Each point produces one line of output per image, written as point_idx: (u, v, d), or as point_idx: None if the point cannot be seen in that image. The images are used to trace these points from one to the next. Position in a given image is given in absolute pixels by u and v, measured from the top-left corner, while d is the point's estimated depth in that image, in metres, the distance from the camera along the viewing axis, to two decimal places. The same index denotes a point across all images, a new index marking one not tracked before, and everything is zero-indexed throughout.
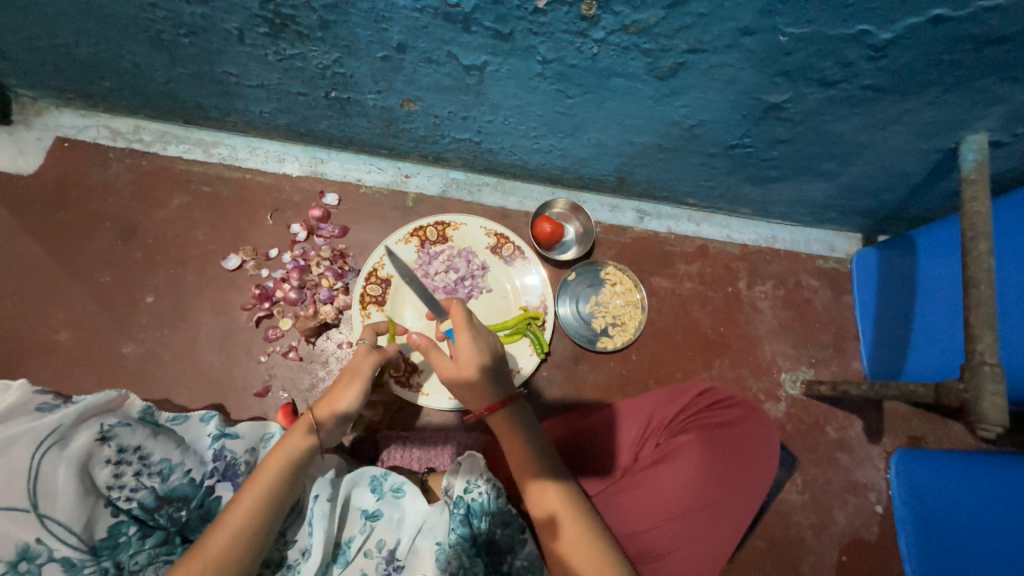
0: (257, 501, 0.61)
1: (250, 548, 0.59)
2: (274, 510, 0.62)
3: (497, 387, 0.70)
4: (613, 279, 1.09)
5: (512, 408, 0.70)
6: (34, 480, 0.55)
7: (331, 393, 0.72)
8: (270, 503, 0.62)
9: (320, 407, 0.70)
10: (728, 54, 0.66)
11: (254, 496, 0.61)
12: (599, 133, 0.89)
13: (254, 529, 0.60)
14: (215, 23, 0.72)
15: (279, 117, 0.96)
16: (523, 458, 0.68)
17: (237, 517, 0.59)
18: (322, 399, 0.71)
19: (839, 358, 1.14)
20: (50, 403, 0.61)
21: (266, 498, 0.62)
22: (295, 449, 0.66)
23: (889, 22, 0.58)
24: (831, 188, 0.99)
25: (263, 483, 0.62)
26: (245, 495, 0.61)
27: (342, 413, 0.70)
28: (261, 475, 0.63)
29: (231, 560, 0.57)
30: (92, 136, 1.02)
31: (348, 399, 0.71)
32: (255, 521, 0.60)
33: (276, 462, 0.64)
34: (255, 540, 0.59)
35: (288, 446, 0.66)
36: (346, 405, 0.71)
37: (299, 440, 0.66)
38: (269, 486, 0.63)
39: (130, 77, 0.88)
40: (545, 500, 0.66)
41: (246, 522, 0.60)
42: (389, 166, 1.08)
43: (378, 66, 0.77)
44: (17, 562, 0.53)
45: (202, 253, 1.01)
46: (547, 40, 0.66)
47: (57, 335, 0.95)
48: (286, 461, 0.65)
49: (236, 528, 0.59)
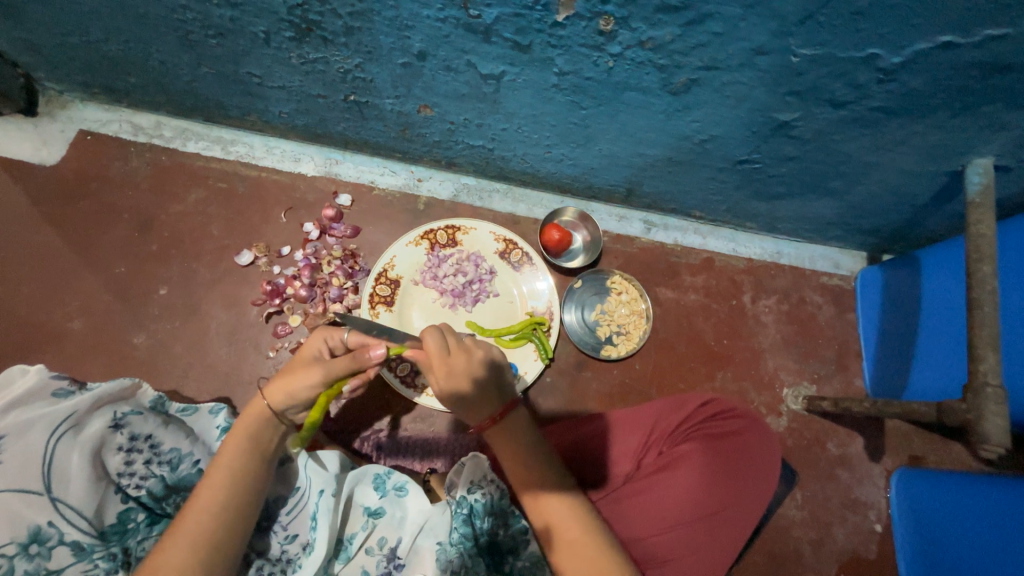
0: (224, 474, 0.62)
1: (221, 521, 0.58)
2: (243, 483, 0.62)
3: (485, 400, 0.68)
4: (618, 288, 1.10)
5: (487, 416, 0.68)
6: (48, 464, 0.56)
7: (289, 371, 0.70)
8: (238, 476, 0.62)
9: (274, 393, 0.68)
10: (741, 73, 0.68)
11: (221, 470, 0.62)
12: (611, 144, 0.91)
13: (223, 502, 0.60)
14: (244, 26, 0.74)
15: (298, 118, 0.98)
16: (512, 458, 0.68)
17: (205, 490, 0.60)
18: (281, 374, 0.70)
19: (841, 375, 1.15)
20: (66, 389, 0.62)
21: (234, 472, 0.62)
22: (253, 423, 0.67)
23: (899, 46, 0.60)
24: (838, 207, 1.00)
25: (228, 455, 0.63)
26: (213, 470, 0.62)
27: (291, 397, 0.68)
28: (226, 447, 0.64)
29: (203, 534, 0.57)
30: (114, 130, 1.04)
31: (302, 386, 0.69)
32: (223, 493, 0.60)
33: (239, 435, 0.65)
34: (225, 516, 0.59)
35: (245, 424, 0.66)
36: (300, 393, 0.68)
37: (257, 412, 0.67)
38: (233, 459, 0.63)
39: (156, 74, 0.91)
40: (541, 510, 0.67)
41: (215, 497, 0.60)
42: (402, 170, 1.10)
43: (398, 73, 0.80)
44: (28, 545, 0.54)
45: (216, 247, 1.03)
46: (564, 53, 0.68)
47: (70, 323, 0.96)
48: (247, 434, 0.65)
49: (204, 501, 0.59)
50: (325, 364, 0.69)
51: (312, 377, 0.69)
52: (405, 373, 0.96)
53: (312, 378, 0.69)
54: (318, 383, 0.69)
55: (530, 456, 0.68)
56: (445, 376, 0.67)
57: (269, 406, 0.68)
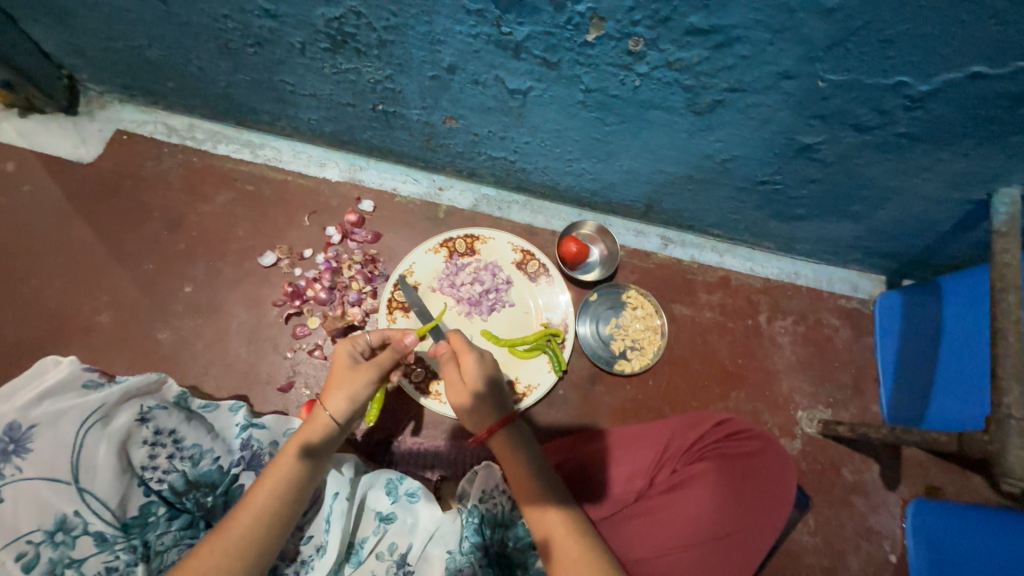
0: (279, 485, 0.63)
1: (268, 529, 0.61)
2: (296, 495, 0.64)
3: (496, 406, 0.73)
4: (634, 303, 1.09)
5: (507, 432, 0.72)
6: (77, 454, 0.58)
7: (337, 380, 0.72)
8: (291, 487, 0.64)
9: (330, 398, 0.70)
10: (767, 95, 0.68)
11: (276, 480, 0.63)
12: (632, 161, 0.92)
13: (274, 511, 0.62)
14: (281, 36, 0.77)
15: (326, 124, 1.01)
16: (525, 471, 0.69)
17: (258, 499, 0.62)
18: (331, 386, 0.71)
19: (858, 400, 1.13)
20: (95, 381, 0.65)
21: (285, 483, 0.63)
22: (316, 433, 0.68)
23: (928, 75, 0.60)
24: (858, 230, 1.00)
25: (284, 464, 0.64)
26: (268, 478, 0.63)
27: (353, 400, 0.70)
28: (283, 456, 0.65)
29: (251, 542, 0.59)
30: (149, 131, 1.07)
31: (360, 387, 0.71)
32: (274, 503, 0.62)
33: (296, 446, 0.66)
34: (274, 525, 0.61)
35: (306, 435, 0.67)
36: (360, 393, 0.70)
37: (321, 427, 0.68)
38: (289, 468, 0.64)
39: (194, 80, 0.94)
40: (539, 523, 0.66)
41: (267, 506, 0.62)
42: (424, 178, 1.12)
43: (426, 84, 0.82)
44: (55, 532, 0.56)
45: (241, 248, 1.05)
46: (592, 70, 0.70)
47: (99, 317, 0.99)
48: (305, 446, 0.66)
49: (256, 509, 0.61)
50: (376, 363, 0.72)
51: (363, 375, 0.71)
52: (420, 378, 0.98)
53: (371, 376, 0.72)
54: (377, 380, 0.72)
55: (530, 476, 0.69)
56: (478, 366, 0.73)
57: (331, 416, 0.69)
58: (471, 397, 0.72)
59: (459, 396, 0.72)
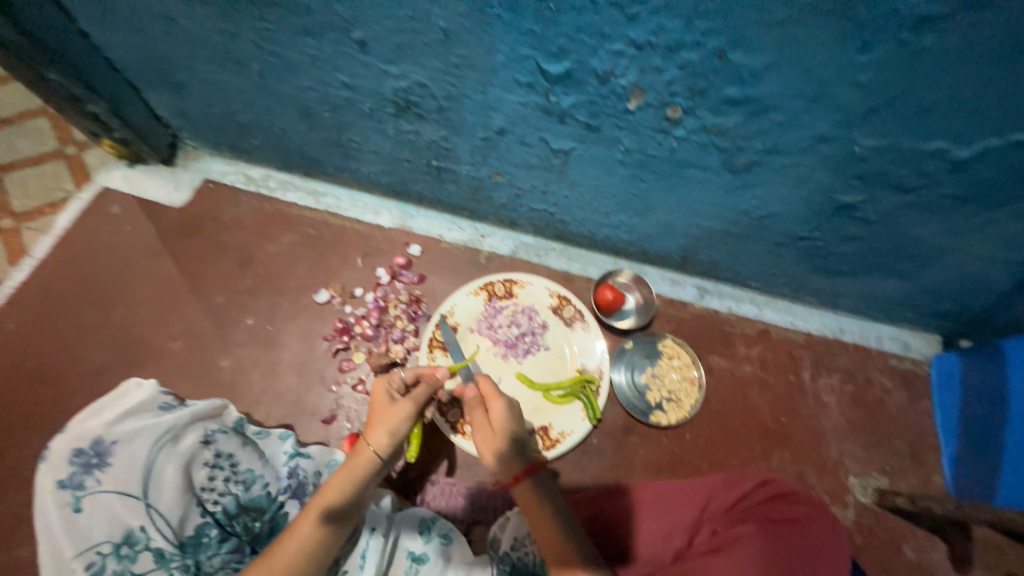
0: (325, 515, 0.66)
1: (312, 556, 0.64)
2: (339, 526, 0.67)
3: (524, 453, 0.77)
4: (670, 352, 1.09)
5: (534, 481, 0.74)
6: (148, 470, 0.64)
7: (378, 417, 0.76)
8: (336, 518, 0.67)
9: (372, 433, 0.74)
10: (803, 158, 0.72)
11: (322, 509, 0.66)
12: (668, 215, 0.96)
13: (318, 540, 0.65)
14: (354, 103, 0.88)
15: (383, 177, 1.11)
16: (553, 530, 0.69)
17: (306, 526, 0.65)
18: (373, 421, 0.76)
19: (917, 469, 1.05)
20: (169, 403, 0.74)
21: (332, 514, 0.66)
22: (362, 466, 0.71)
23: (969, 140, 0.62)
24: (906, 287, 0.97)
25: (330, 496, 0.68)
26: (316, 506, 0.67)
27: (394, 435, 0.74)
28: (332, 486, 0.69)
29: (294, 567, 0.63)
30: (230, 180, 1.21)
31: (400, 422, 0.76)
32: (319, 532, 0.65)
33: (344, 478, 0.70)
34: (317, 554, 0.64)
35: (353, 467, 0.71)
36: (400, 427, 0.75)
37: (366, 461, 0.72)
38: (335, 498, 0.68)
39: (275, 138, 1.07)
40: None
41: (313, 535, 0.65)
42: (468, 226, 1.20)
43: (478, 144, 0.90)
44: (121, 546, 0.60)
45: (300, 285, 1.14)
46: (632, 133, 0.76)
47: (170, 343, 1.08)
48: (353, 479, 0.70)
49: (303, 536, 0.64)
50: (413, 398, 0.78)
51: (403, 411, 0.77)
52: (456, 419, 0.98)
53: (409, 411, 0.77)
54: (414, 415, 0.77)
55: (564, 535, 0.69)
56: (507, 410, 0.80)
57: (374, 451, 0.73)
58: (500, 442, 0.77)
59: (488, 440, 0.78)
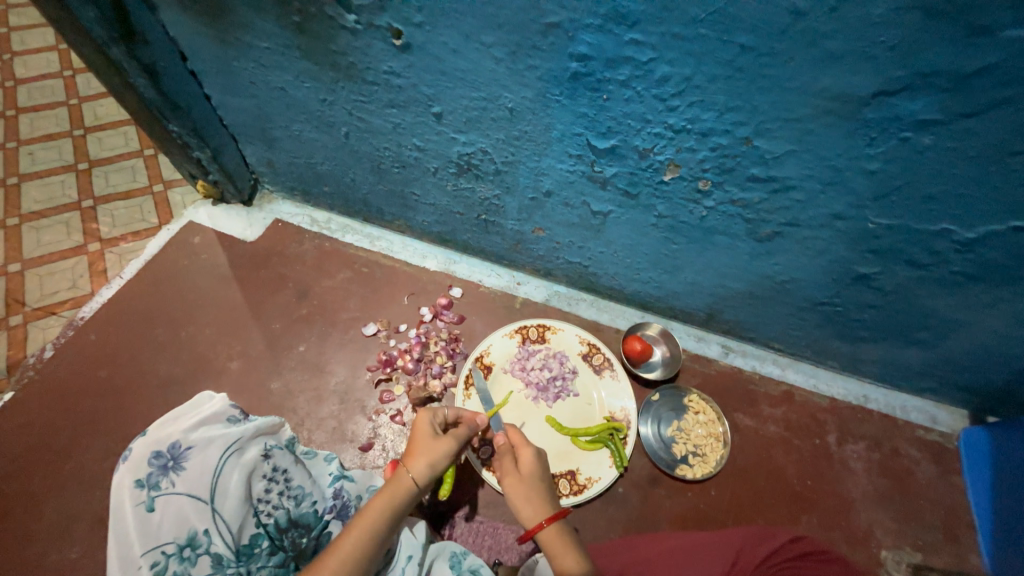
0: (363, 535, 0.69)
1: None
2: (375, 548, 0.70)
3: (551, 502, 0.82)
4: (696, 407, 1.12)
5: (558, 526, 0.78)
6: (216, 478, 0.70)
7: (420, 448, 0.81)
8: (373, 541, 0.70)
9: (412, 461, 0.79)
10: (823, 231, 0.80)
11: (362, 530, 0.70)
12: (697, 275, 1.04)
13: (355, 560, 0.67)
14: (422, 163, 1.02)
15: (435, 226, 1.24)
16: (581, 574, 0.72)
17: (346, 546, 0.68)
18: (414, 451, 0.81)
19: (951, 547, 1.03)
20: (235, 416, 0.79)
21: (371, 535, 0.70)
22: (401, 492, 0.75)
23: (972, 225, 0.70)
24: (927, 357, 1.01)
25: (371, 517, 0.71)
26: (357, 526, 0.70)
27: (434, 466, 0.79)
28: (372, 508, 0.73)
29: None
30: (297, 221, 1.36)
31: (441, 455, 0.81)
32: (357, 551, 0.68)
33: (383, 501, 0.73)
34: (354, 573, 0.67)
35: (392, 492, 0.74)
36: (440, 460, 0.80)
37: (405, 487, 0.75)
38: (374, 521, 0.71)
39: (345, 188, 1.22)
40: None
41: (351, 553, 0.68)
42: (506, 274, 1.30)
43: (526, 203, 1.02)
44: (185, 547, 0.65)
45: (349, 318, 1.23)
46: (666, 201, 0.86)
47: (228, 363, 1.17)
48: (391, 502, 0.73)
49: (342, 554, 0.67)
50: (455, 435, 0.84)
51: (444, 446, 0.82)
52: (487, 456, 1.02)
53: (450, 447, 0.82)
54: (455, 452, 0.83)
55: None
56: (535, 458, 0.86)
57: (412, 478, 0.77)
58: (529, 488, 0.83)
59: (516, 485, 0.83)
